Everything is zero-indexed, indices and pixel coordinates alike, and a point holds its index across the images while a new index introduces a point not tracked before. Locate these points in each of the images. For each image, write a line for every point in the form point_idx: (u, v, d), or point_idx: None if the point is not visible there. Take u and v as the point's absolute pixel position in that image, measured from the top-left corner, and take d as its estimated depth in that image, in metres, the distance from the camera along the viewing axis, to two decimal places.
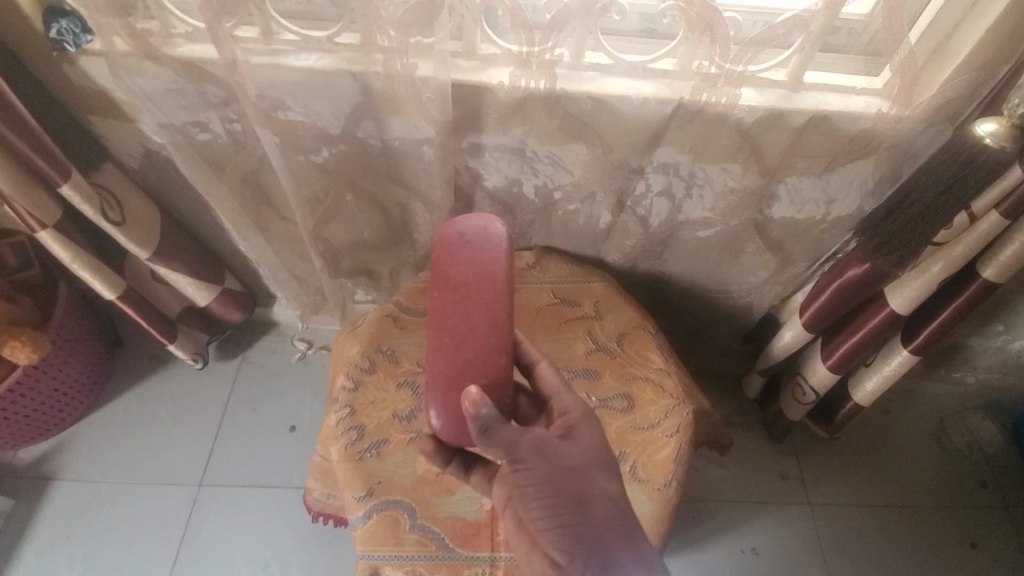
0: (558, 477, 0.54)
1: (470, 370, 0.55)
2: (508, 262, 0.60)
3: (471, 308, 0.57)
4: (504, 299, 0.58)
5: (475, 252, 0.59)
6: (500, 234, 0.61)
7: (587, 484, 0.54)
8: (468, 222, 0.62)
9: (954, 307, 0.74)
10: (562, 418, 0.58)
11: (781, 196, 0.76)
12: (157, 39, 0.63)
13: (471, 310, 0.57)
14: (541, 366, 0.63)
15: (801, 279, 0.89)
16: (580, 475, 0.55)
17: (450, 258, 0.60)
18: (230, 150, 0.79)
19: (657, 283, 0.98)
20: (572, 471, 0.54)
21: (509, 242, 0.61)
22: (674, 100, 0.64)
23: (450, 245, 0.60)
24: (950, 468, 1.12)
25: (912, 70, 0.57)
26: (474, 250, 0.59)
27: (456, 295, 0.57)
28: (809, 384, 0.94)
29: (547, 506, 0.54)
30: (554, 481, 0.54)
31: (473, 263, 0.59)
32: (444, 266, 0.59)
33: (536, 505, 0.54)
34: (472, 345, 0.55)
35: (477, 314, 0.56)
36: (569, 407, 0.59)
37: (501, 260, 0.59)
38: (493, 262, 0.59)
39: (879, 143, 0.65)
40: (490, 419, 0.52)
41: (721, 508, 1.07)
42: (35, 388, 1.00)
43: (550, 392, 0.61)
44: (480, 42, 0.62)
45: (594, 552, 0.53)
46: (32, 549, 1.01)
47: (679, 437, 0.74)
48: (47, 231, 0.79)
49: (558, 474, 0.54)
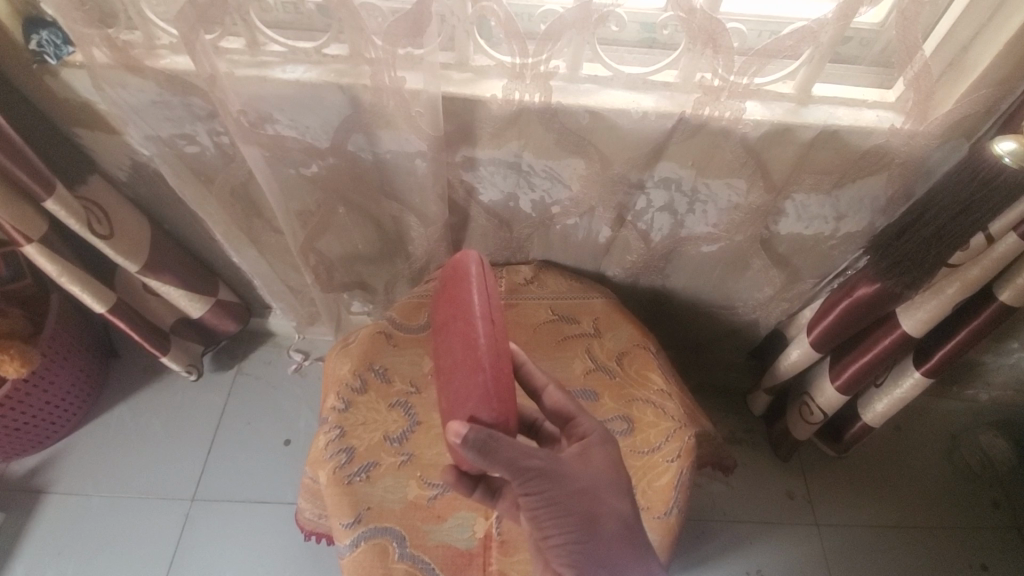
0: (569, 499, 0.52)
1: (461, 405, 0.55)
2: (482, 292, 0.60)
3: (453, 340, 0.60)
4: (478, 325, 0.57)
5: (456, 297, 0.62)
6: (470, 262, 0.63)
7: (599, 503, 0.53)
8: (451, 262, 0.67)
9: (966, 330, 0.71)
10: (580, 440, 0.57)
11: (789, 212, 0.73)
12: (141, 49, 0.61)
13: (454, 342, 0.60)
14: (550, 390, 0.61)
15: (809, 295, 0.85)
16: (593, 495, 0.53)
17: (440, 302, 0.67)
18: (219, 163, 0.77)
19: (659, 298, 0.95)
20: (582, 493, 0.52)
21: (479, 265, 0.63)
22: (676, 114, 0.61)
23: (442, 290, 0.67)
24: (961, 489, 1.09)
25: (928, 85, 0.54)
26: (452, 286, 0.64)
27: (447, 340, 0.62)
28: (816, 403, 0.90)
29: (559, 525, 0.52)
30: (566, 502, 0.52)
31: (455, 307, 0.62)
32: (443, 318, 0.65)
33: (547, 524, 0.52)
34: (459, 382, 0.57)
35: (460, 351, 0.58)
36: (587, 431, 0.58)
37: (472, 284, 0.61)
38: (468, 298, 0.60)
39: (892, 159, 0.62)
40: (479, 441, 0.49)
41: (725, 528, 1.04)
42: (26, 402, 0.99)
43: (567, 413, 0.60)
44: (472, 54, 0.60)
45: (602, 569, 0.53)
46: (22, 565, 1.00)
47: (681, 462, 0.72)
48: (33, 245, 0.78)
49: (570, 496, 0.52)
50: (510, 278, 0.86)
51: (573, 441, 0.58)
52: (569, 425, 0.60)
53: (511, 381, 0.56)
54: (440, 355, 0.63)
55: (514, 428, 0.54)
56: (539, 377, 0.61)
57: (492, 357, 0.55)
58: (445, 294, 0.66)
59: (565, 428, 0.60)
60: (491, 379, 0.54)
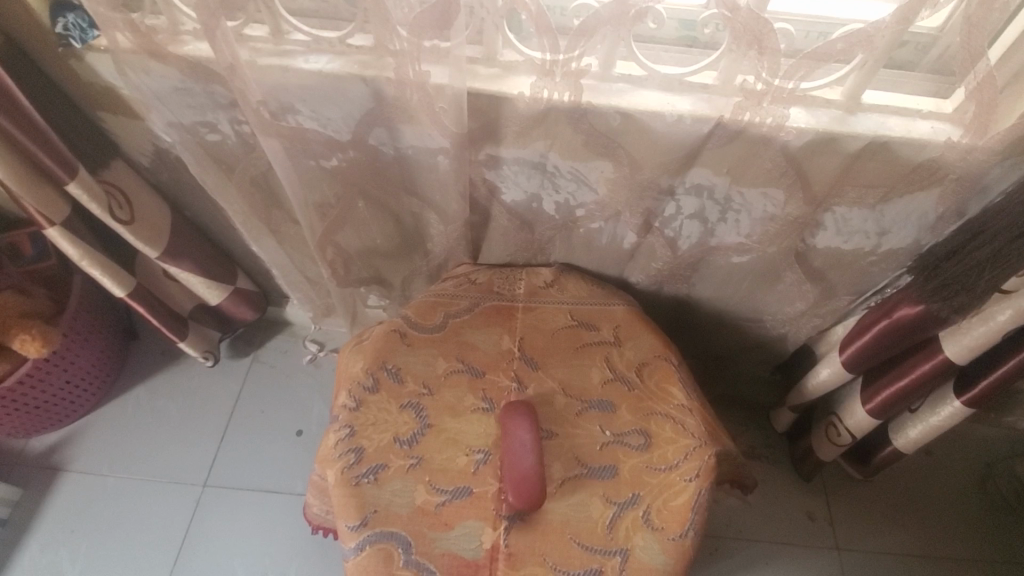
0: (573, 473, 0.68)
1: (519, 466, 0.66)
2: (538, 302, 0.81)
3: (508, 327, 0.78)
4: (540, 323, 0.79)
5: (518, 301, 0.81)
6: (533, 276, 0.84)
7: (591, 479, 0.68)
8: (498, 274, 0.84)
9: (1016, 360, 0.67)
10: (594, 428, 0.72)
11: (827, 225, 0.69)
12: (164, 35, 0.60)
13: (513, 330, 0.78)
14: (580, 392, 0.74)
15: (844, 312, 0.81)
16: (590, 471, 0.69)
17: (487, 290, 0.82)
18: (241, 152, 0.76)
19: (683, 307, 0.91)
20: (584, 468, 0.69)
21: (533, 282, 0.83)
22: (713, 119, 0.58)
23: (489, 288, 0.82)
24: (992, 521, 1.04)
25: (990, 96, 0.49)
26: (512, 290, 0.82)
27: (499, 326, 0.79)
28: (844, 425, 0.86)
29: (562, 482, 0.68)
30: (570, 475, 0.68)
31: (516, 306, 0.81)
32: (490, 307, 0.80)
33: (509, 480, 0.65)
34: (522, 359, 0.76)
35: (521, 338, 0.78)
36: (600, 425, 0.72)
37: (531, 298, 0.81)
38: (531, 302, 0.81)
39: (944, 174, 0.58)
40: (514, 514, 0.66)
41: (740, 547, 1.01)
42: (47, 380, 1.00)
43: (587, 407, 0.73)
44: (502, 48, 0.57)
45: (580, 512, 0.67)
46: (37, 541, 1.02)
47: (700, 482, 0.68)
48: (55, 228, 0.78)
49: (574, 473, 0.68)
50: (529, 281, 0.83)
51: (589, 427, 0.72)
52: (585, 415, 0.73)
53: (557, 368, 0.76)
54: (484, 331, 0.78)
55: (553, 404, 0.73)
56: (584, 379, 0.75)
57: (551, 352, 0.77)
58: (494, 289, 0.82)
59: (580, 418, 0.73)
60: (551, 364, 0.76)
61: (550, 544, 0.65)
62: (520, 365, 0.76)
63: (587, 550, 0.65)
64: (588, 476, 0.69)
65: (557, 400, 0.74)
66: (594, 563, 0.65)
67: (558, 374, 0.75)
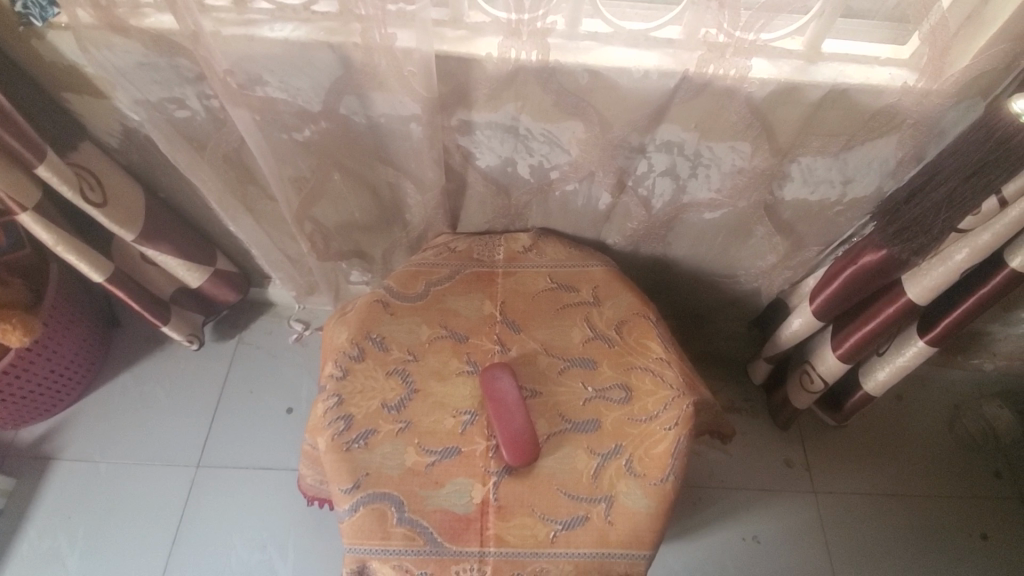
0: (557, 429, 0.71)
1: (506, 424, 0.69)
2: (517, 267, 0.83)
3: (490, 293, 0.80)
4: (521, 287, 0.80)
5: (500, 267, 0.82)
6: (512, 241, 0.85)
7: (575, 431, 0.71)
8: (478, 241, 0.85)
9: (974, 299, 0.70)
10: (577, 385, 0.74)
11: (794, 176, 0.71)
12: (124, 8, 0.58)
13: (495, 295, 0.80)
14: (563, 352, 0.76)
15: (813, 264, 0.84)
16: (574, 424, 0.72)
17: (468, 257, 0.83)
18: (211, 128, 0.75)
19: (660, 267, 0.94)
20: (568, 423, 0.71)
21: (512, 248, 0.84)
22: (678, 73, 0.58)
23: (470, 255, 0.83)
24: (961, 459, 1.09)
25: (944, 40, 0.51)
26: (492, 256, 0.83)
27: (481, 291, 0.80)
28: (817, 372, 0.90)
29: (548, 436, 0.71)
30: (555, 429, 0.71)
31: (497, 271, 0.82)
32: (470, 274, 0.82)
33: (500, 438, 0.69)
34: (505, 322, 0.78)
35: (502, 302, 0.79)
36: (581, 381, 0.74)
37: (511, 264, 0.83)
38: (511, 267, 0.82)
39: (903, 120, 0.60)
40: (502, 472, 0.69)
41: (723, 495, 1.05)
42: (31, 369, 0.99)
43: (569, 365, 0.75)
44: (467, 9, 0.57)
45: (566, 463, 0.70)
46: (34, 529, 1.03)
47: (679, 430, 0.71)
48: (28, 214, 0.77)
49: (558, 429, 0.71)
50: (509, 246, 0.85)
51: (571, 385, 0.74)
52: (568, 372, 0.75)
53: (539, 329, 0.78)
54: (466, 297, 0.79)
55: (537, 364, 0.75)
56: (565, 339, 0.77)
57: (533, 314, 0.79)
58: (473, 256, 0.83)
59: (563, 376, 0.75)
60: (534, 326, 0.78)
61: (538, 496, 0.68)
62: (502, 328, 0.77)
63: (573, 498, 0.68)
64: (572, 430, 0.71)
65: (540, 360, 0.75)
66: (581, 510, 0.68)
67: (540, 335, 0.77)
